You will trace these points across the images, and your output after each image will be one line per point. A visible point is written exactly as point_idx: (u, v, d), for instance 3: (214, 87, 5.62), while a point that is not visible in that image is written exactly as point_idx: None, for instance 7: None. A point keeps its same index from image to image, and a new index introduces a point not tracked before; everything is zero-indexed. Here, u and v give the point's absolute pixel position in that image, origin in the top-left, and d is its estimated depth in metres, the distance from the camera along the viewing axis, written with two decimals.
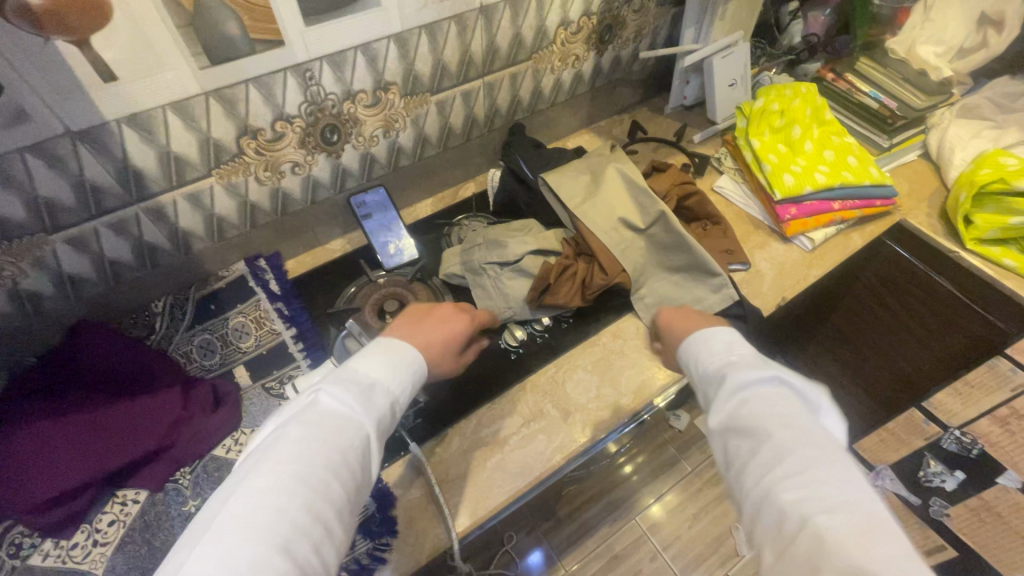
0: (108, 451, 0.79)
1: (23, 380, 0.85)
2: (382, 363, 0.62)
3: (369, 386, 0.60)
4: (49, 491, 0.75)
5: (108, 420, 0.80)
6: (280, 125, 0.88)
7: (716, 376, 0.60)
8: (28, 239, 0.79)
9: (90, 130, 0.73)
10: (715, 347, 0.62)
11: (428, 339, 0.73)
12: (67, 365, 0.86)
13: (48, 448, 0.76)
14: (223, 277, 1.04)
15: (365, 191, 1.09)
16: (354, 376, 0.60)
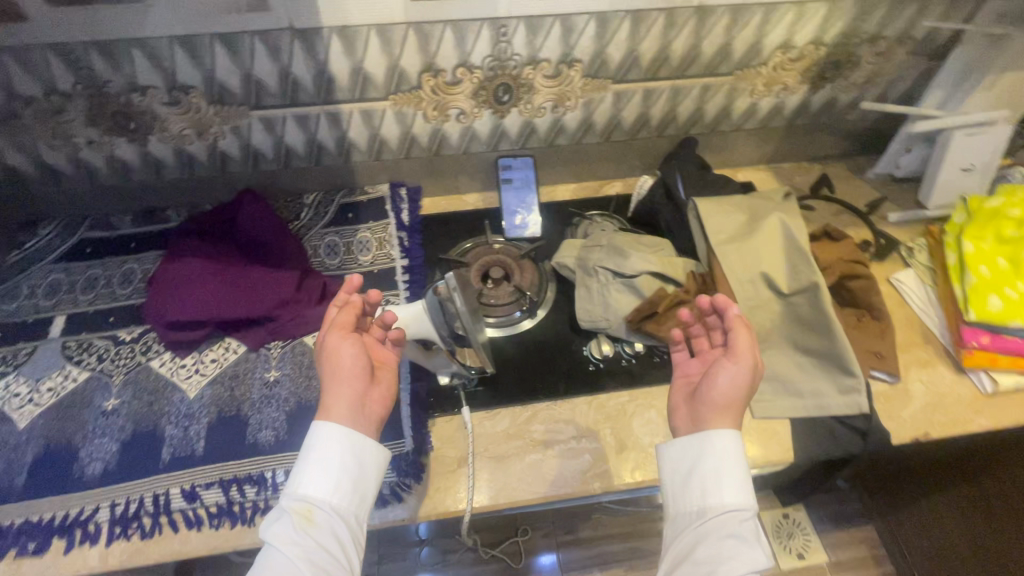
0: (230, 302, 0.91)
1: (197, 222, 1.03)
2: (325, 447, 0.68)
3: (320, 477, 0.67)
4: (180, 315, 0.90)
5: (240, 277, 0.94)
6: (460, 71, 0.92)
7: (689, 476, 0.68)
8: (235, 107, 0.92)
9: (307, 31, 0.81)
10: (690, 451, 0.69)
11: (340, 379, 0.71)
12: (228, 223, 1.03)
13: (194, 281, 0.92)
14: (367, 192, 1.12)
15: (515, 157, 1.10)
16: (304, 471, 0.67)
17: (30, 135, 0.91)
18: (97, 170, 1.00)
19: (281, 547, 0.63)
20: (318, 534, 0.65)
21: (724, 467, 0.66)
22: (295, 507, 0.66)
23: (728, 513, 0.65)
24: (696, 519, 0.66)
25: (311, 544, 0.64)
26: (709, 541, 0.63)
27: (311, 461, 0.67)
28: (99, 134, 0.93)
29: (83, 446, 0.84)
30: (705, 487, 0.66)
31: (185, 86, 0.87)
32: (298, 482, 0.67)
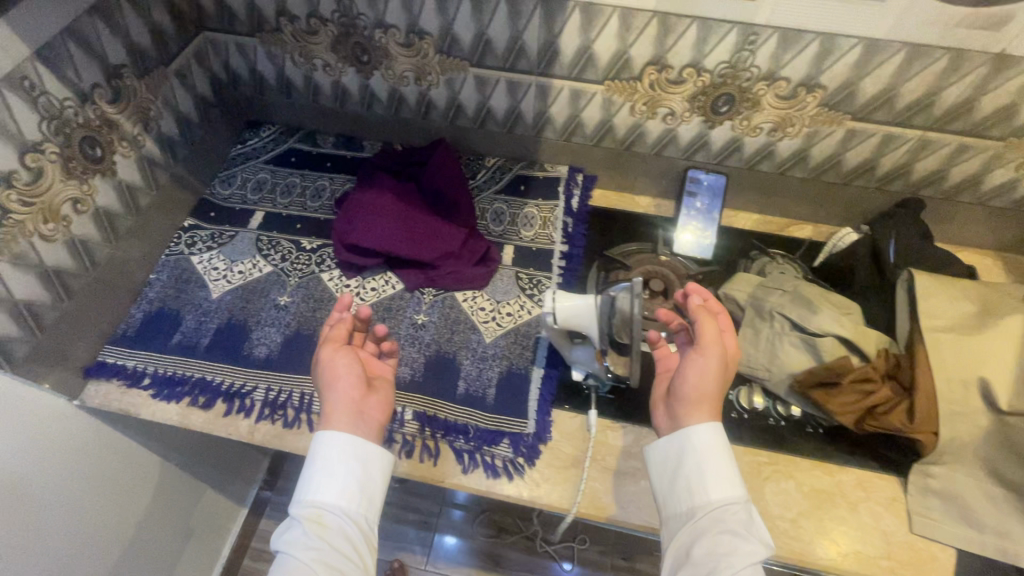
0: (404, 240, 0.95)
1: (388, 158, 1.08)
2: (333, 452, 0.71)
3: (326, 480, 0.70)
4: (358, 243, 0.95)
5: (418, 220, 0.97)
6: (688, 72, 0.87)
7: (677, 478, 0.68)
8: (458, 61, 0.94)
9: (554, 1, 0.81)
10: (670, 449, 0.70)
11: (333, 391, 0.74)
12: (414, 165, 1.07)
13: (379, 211, 0.95)
14: (544, 170, 1.12)
15: (706, 171, 1.03)
16: (309, 476, 0.70)
17: (281, 49, 1.00)
18: (321, 92, 1.07)
19: (292, 549, 0.65)
20: (329, 536, 0.67)
21: (706, 455, 0.68)
22: (305, 513, 0.68)
23: (719, 506, 0.65)
24: (689, 517, 0.66)
25: (323, 544, 0.65)
26: (708, 535, 0.63)
27: (316, 469, 0.70)
28: (335, 60, 0.99)
29: (256, 330, 0.94)
30: (692, 485, 0.67)
31: (422, 32, 0.90)
32: (309, 489, 0.70)
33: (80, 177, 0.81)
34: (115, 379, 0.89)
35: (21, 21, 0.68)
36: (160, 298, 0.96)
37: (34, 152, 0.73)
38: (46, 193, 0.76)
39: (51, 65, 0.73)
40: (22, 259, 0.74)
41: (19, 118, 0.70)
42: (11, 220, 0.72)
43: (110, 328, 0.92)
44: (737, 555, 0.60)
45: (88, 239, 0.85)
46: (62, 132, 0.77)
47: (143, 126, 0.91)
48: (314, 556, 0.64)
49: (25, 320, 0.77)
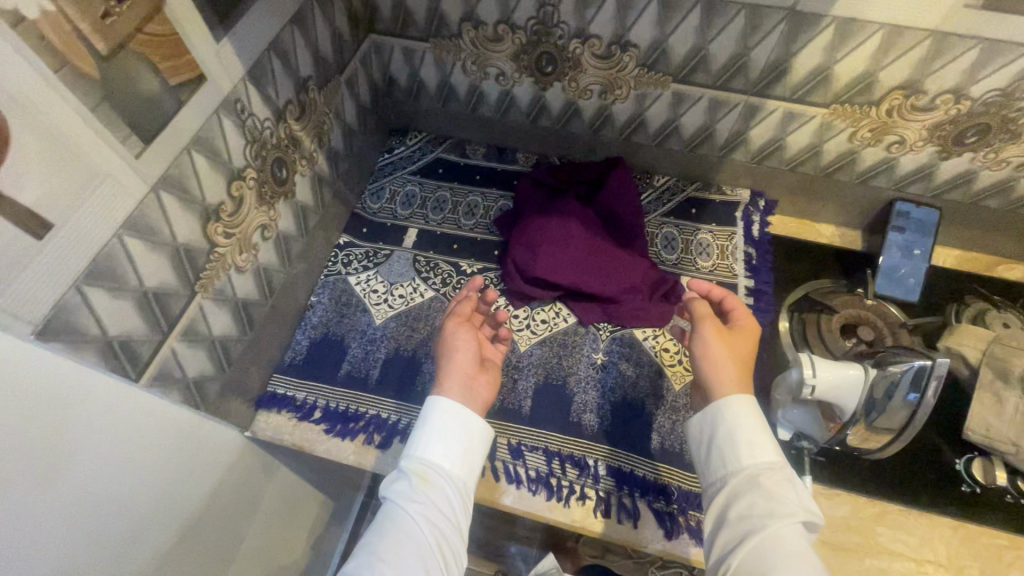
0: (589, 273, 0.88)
1: (554, 175, 1.00)
2: (443, 413, 0.68)
3: (434, 439, 0.67)
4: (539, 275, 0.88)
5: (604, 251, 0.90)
6: (943, 99, 0.75)
7: (720, 445, 0.63)
8: (660, 76, 0.84)
9: (806, 16, 0.70)
10: (709, 423, 0.65)
11: (449, 362, 0.74)
12: (585, 186, 0.99)
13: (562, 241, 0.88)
14: (721, 193, 1.02)
15: (916, 204, 0.92)
16: (419, 432, 0.68)
17: (453, 56, 0.91)
18: (485, 102, 0.99)
19: (399, 504, 0.62)
20: (436, 495, 0.63)
21: (750, 424, 0.62)
22: (413, 468, 0.65)
23: (755, 471, 0.59)
24: (726, 484, 0.61)
25: (427, 501, 0.62)
26: (747, 504, 0.57)
27: (428, 428, 0.68)
28: (512, 69, 0.91)
29: (426, 363, 0.88)
30: (736, 449, 0.61)
31: (628, 44, 0.80)
32: (418, 444, 0.67)
33: (269, 202, 0.75)
34: (286, 410, 0.84)
35: (239, 39, 0.61)
36: (323, 322, 0.91)
37: (239, 180, 0.67)
38: (243, 222, 0.70)
39: (257, 84, 0.67)
40: (221, 294, 0.70)
41: (230, 145, 0.64)
42: (216, 255, 0.67)
43: (278, 356, 0.87)
44: (778, 523, 0.54)
45: (270, 266, 0.79)
46: (260, 155, 0.71)
47: (318, 141, 0.84)
48: (421, 512, 0.61)
49: (220, 357, 0.73)
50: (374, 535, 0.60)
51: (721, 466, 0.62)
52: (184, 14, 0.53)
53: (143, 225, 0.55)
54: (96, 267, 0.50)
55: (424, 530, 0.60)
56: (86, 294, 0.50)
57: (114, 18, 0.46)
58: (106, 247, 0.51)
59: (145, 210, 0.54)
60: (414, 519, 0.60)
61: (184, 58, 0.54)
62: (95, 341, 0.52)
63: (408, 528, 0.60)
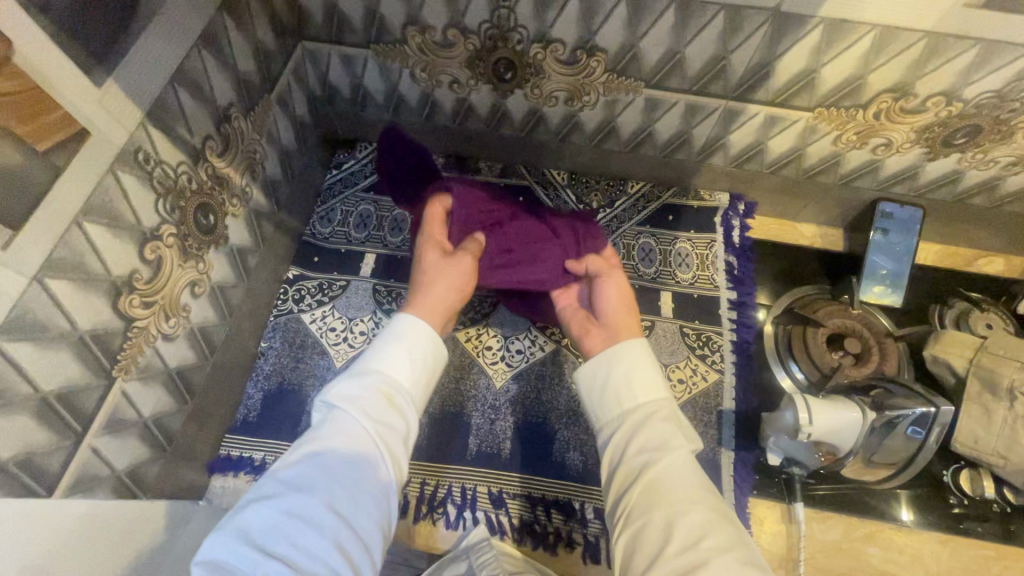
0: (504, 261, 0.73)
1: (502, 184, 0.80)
2: (422, 335, 0.61)
3: (403, 356, 0.59)
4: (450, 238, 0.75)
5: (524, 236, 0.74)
6: (934, 101, 0.69)
7: (609, 390, 0.62)
8: (631, 81, 0.75)
9: (791, 18, 0.62)
10: (604, 367, 0.63)
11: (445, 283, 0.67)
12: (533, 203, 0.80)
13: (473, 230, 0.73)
14: (699, 198, 0.96)
15: (901, 204, 0.88)
16: (394, 343, 0.59)
17: (400, 62, 0.80)
18: (440, 110, 0.89)
19: (352, 416, 0.52)
20: (396, 417, 0.55)
21: (640, 368, 0.62)
22: (376, 382, 0.56)
23: (646, 409, 0.59)
24: (620, 424, 0.59)
25: (385, 418, 0.54)
26: (642, 437, 0.56)
27: (395, 341, 0.59)
28: (467, 76, 0.81)
29: None
30: (621, 393, 0.61)
31: (596, 48, 0.71)
32: (385, 351, 0.58)
33: (196, 255, 0.65)
34: (243, 473, 0.77)
35: (130, 79, 0.50)
36: (277, 370, 0.83)
37: (154, 241, 0.57)
38: (166, 285, 0.61)
39: (162, 126, 0.56)
40: (148, 370, 0.61)
41: (136, 204, 0.54)
42: (136, 330, 0.57)
43: (229, 415, 0.79)
44: (669, 455, 0.54)
45: (207, 324, 0.70)
46: (177, 207, 0.60)
47: (250, 174, 0.74)
48: (377, 427, 0.53)
49: (155, 437, 0.64)
50: (317, 446, 0.50)
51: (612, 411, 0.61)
52: (47, 63, 0.42)
53: (27, 324, 0.45)
54: None
55: (368, 440, 0.51)
56: None
57: None
58: None
59: (29, 308, 0.45)
60: (371, 438, 0.51)
61: (54, 116, 0.43)
62: None
63: (361, 443, 0.51)
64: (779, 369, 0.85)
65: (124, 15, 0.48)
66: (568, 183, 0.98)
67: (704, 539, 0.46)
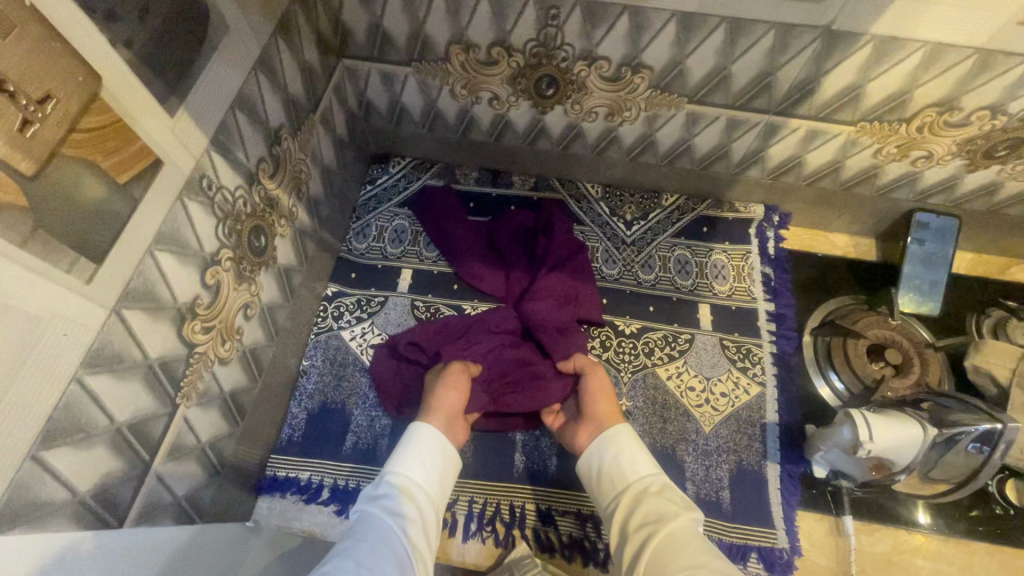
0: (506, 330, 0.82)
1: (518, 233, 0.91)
2: (431, 439, 0.65)
3: (430, 452, 0.64)
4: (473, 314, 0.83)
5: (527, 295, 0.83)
6: (979, 115, 0.70)
7: (605, 475, 0.64)
8: (674, 96, 0.76)
9: (841, 35, 0.63)
10: (606, 440, 0.66)
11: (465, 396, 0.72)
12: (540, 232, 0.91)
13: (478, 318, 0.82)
14: (734, 209, 0.96)
15: (937, 214, 0.88)
16: (408, 444, 0.64)
17: (440, 79, 0.80)
18: (477, 125, 0.89)
19: (381, 517, 0.56)
20: (422, 512, 0.59)
21: (637, 446, 0.64)
22: (398, 482, 0.60)
23: (641, 485, 0.60)
24: (623, 498, 0.60)
25: (406, 515, 0.57)
26: (639, 514, 0.57)
27: (410, 444, 0.64)
28: (508, 93, 0.81)
29: None
30: (624, 463, 0.63)
31: (641, 66, 0.72)
32: (394, 465, 0.62)
33: (250, 277, 0.65)
34: (290, 493, 0.76)
35: (198, 107, 0.50)
36: (320, 389, 0.82)
37: (214, 266, 0.57)
38: (223, 309, 0.61)
39: (223, 151, 0.56)
40: (206, 395, 0.60)
41: (200, 231, 0.54)
42: (197, 356, 0.57)
43: (274, 434, 0.79)
44: (670, 524, 0.54)
45: (256, 345, 0.70)
46: (234, 231, 0.60)
47: (296, 193, 0.74)
48: (401, 523, 0.56)
49: (211, 460, 0.64)
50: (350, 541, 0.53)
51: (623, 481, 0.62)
52: (126, 95, 0.42)
53: (104, 356, 0.45)
54: (56, 425, 0.41)
55: (403, 538, 0.54)
56: (46, 461, 0.41)
57: (37, 126, 0.35)
58: (64, 398, 0.41)
59: (105, 339, 0.45)
60: (395, 529, 0.55)
61: (133, 148, 0.43)
62: (64, 506, 0.43)
63: (390, 535, 0.54)
64: (818, 378, 0.85)
65: (193, 42, 0.48)
66: (602, 195, 0.98)
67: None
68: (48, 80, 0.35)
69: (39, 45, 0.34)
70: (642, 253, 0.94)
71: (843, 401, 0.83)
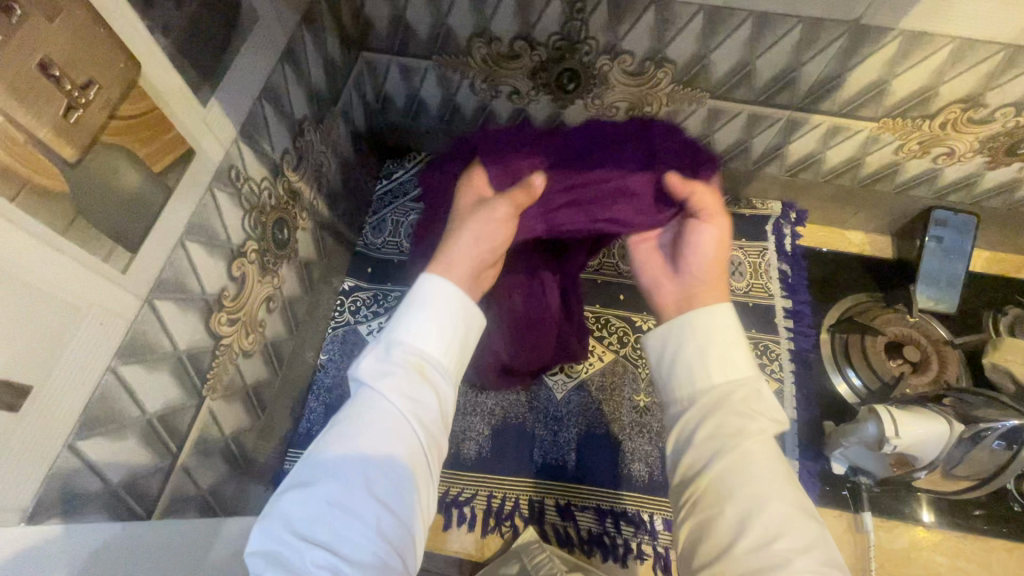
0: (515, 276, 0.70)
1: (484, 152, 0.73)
2: (445, 296, 0.49)
3: (445, 315, 0.48)
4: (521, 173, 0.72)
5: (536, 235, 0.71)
6: (1004, 111, 0.69)
7: (673, 366, 0.53)
8: (697, 91, 0.75)
9: (869, 31, 0.63)
10: (679, 332, 0.54)
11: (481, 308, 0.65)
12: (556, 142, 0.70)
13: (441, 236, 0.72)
14: (751, 206, 0.96)
15: (954, 212, 0.88)
16: (414, 309, 0.49)
17: (461, 73, 0.80)
18: (495, 119, 0.88)
19: (380, 399, 0.44)
20: (432, 394, 0.46)
21: (725, 340, 0.52)
22: (406, 356, 0.47)
23: (721, 391, 0.50)
24: (693, 401, 0.51)
25: (417, 396, 0.45)
26: (707, 428, 0.48)
27: (414, 309, 0.49)
28: (529, 87, 0.81)
29: (457, 421, 0.81)
30: (704, 360, 0.51)
31: (665, 60, 0.71)
32: (403, 324, 0.48)
33: (273, 270, 0.65)
34: None
35: (228, 96, 0.50)
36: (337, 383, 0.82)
37: (239, 257, 0.57)
38: (247, 301, 0.60)
39: (251, 141, 0.56)
40: (230, 388, 0.60)
41: (228, 222, 0.54)
42: (222, 348, 0.57)
43: (292, 429, 0.78)
44: (748, 441, 0.46)
45: (277, 338, 0.70)
46: (259, 223, 0.60)
47: (317, 186, 0.74)
48: (412, 408, 0.45)
49: (233, 453, 0.64)
50: (347, 428, 0.43)
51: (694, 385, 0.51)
52: (163, 82, 0.41)
53: (137, 347, 0.44)
54: (91, 415, 0.41)
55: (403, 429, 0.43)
56: (81, 451, 0.40)
57: (81, 112, 0.35)
58: (98, 388, 0.41)
59: (138, 330, 0.44)
60: (402, 421, 0.44)
61: (168, 136, 0.43)
62: (96, 497, 0.43)
63: (395, 426, 0.43)
64: (835, 374, 0.85)
65: (225, 32, 0.48)
66: None
67: (781, 540, 0.40)
68: (92, 65, 0.35)
69: (85, 30, 0.34)
70: None
71: (861, 398, 0.83)
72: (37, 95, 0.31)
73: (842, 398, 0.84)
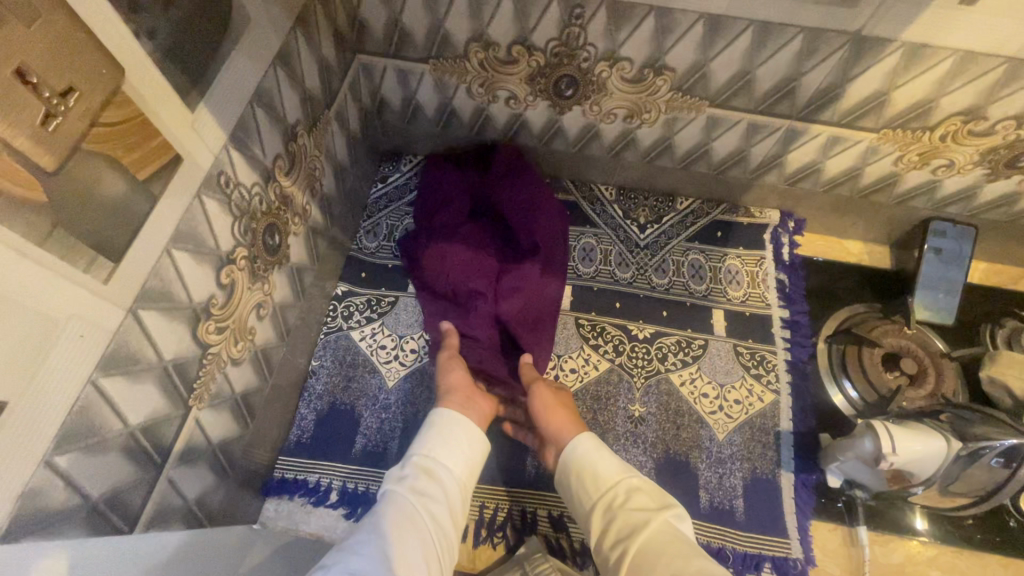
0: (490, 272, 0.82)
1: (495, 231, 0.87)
2: (453, 422, 0.65)
3: (456, 436, 0.64)
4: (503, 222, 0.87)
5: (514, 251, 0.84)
6: (1005, 124, 0.69)
7: (588, 468, 0.62)
8: (696, 100, 0.75)
9: (870, 42, 0.62)
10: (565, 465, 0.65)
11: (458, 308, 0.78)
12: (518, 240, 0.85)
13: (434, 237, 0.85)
14: (750, 215, 0.96)
15: (954, 224, 0.87)
16: (428, 429, 0.65)
17: (457, 77, 0.79)
18: (492, 124, 0.87)
19: (406, 493, 0.57)
20: (441, 494, 0.59)
21: (602, 460, 0.63)
22: (420, 463, 0.61)
23: (622, 483, 0.60)
24: (609, 492, 0.60)
25: (429, 493, 0.58)
26: (616, 526, 0.56)
27: (433, 429, 0.64)
28: (526, 92, 0.80)
29: None
30: (598, 469, 0.62)
31: (664, 68, 0.71)
32: (419, 443, 0.63)
33: (263, 276, 0.64)
34: (299, 496, 0.74)
35: (217, 101, 0.49)
36: (329, 390, 0.81)
37: (229, 264, 0.56)
38: (236, 309, 0.59)
39: (241, 146, 0.54)
40: (218, 397, 0.59)
41: (216, 228, 0.53)
42: (210, 356, 0.56)
43: (282, 435, 0.77)
44: (655, 520, 0.55)
45: (268, 345, 0.69)
46: (250, 229, 0.59)
47: (310, 191, 0.73)
48: (423, 502, 0.57)
49: (220, 463, 0.63)
50: (373, 517, 0.54)
51: (611, 475, 0.61)
52: (148, 87, 0.40)
53: (120, 358, 0.43)
54: (70, 428, 0.40)
55: (420, 515, 0.55)
56: (59, 465, 0.39)
57: (60, 119, 0.33)
58: (78, 401, 0.40)
59: (120, 341, 0.43)
60: (416, 510, 0.55)
61: (153, 143, 0.42)
62: (76, 512, 0.42)
63: (410, 514, 0.54)
64: (832, 385, 0.84)
65: (214, 35, 0.47)
66: (616, 198, 0.97)
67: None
68: (71, 71, 0.33)
69: (65, 36, 0.33)
70: (656, 257, 0.93)
71: (857, 410, 0.82)
72: (14, 102, 0.30)
73: (838, 409, 0.83)
